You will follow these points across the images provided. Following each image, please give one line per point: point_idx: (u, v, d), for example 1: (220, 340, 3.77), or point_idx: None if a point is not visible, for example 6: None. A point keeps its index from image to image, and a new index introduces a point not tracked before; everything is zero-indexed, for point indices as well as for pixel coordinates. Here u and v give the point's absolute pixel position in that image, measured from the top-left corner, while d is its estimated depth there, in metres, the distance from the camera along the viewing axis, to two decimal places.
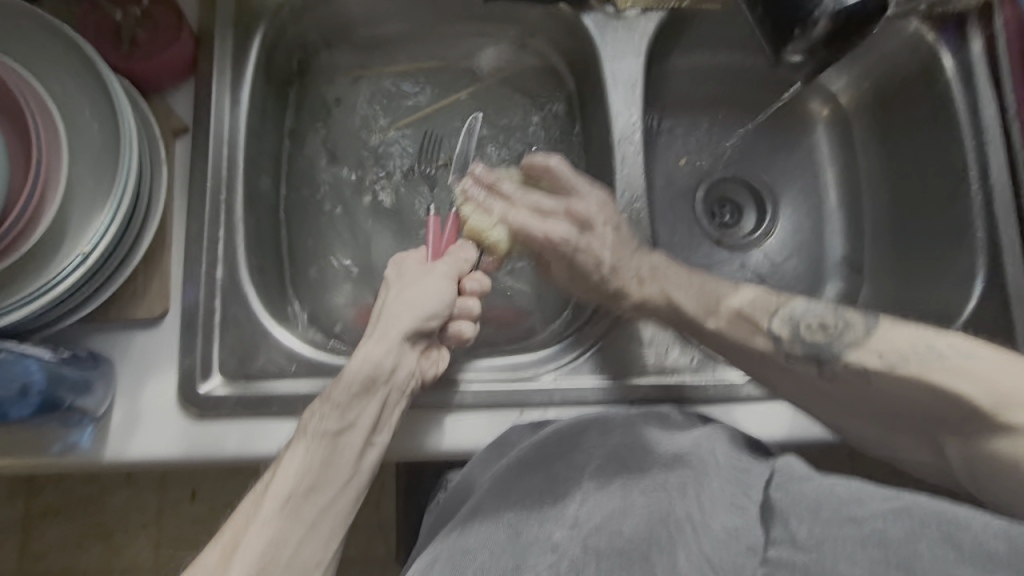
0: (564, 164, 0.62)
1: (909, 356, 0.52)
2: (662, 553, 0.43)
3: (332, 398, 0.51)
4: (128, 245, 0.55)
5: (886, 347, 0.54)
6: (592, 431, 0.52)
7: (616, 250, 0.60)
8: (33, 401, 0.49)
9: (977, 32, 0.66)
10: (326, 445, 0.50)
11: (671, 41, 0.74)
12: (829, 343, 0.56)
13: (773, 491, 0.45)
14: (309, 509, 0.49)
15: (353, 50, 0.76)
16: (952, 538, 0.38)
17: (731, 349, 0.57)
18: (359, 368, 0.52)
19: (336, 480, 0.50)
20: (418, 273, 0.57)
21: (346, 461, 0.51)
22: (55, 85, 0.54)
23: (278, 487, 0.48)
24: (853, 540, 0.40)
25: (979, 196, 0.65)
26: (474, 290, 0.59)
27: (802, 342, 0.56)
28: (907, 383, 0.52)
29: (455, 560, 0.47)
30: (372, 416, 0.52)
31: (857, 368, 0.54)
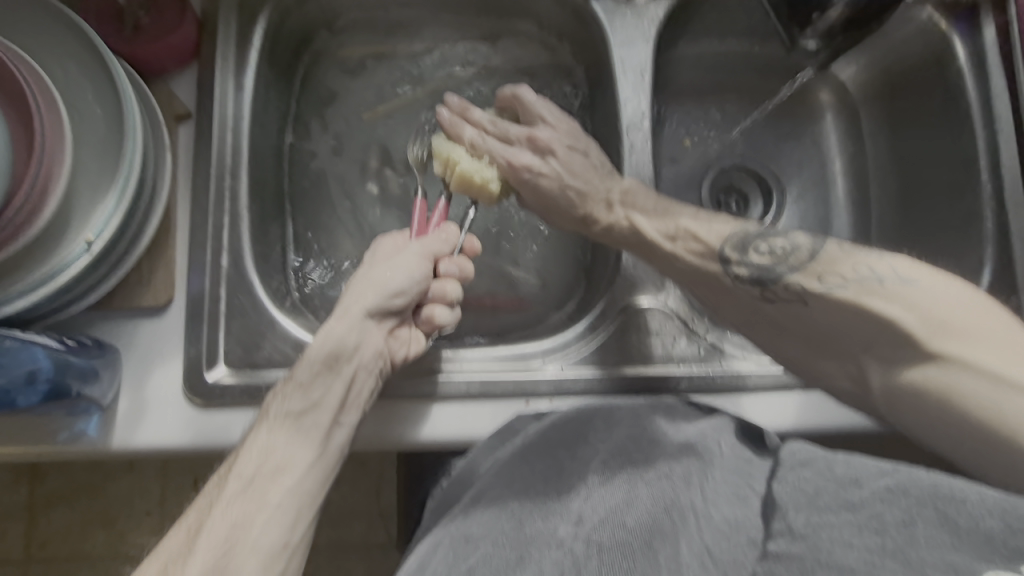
0: (533, 93, 0.65)
1: (849, 278, 0.49)
2: (665, 541, 0.43)
3: (293, 378, 0.50)
4: (133, 231, 0.55)
5: (827, 270, 0.50)
6: (598, 420, 0.52)
7: (584, 171, 0.62)
8: (41, 388, 0.50)
9: (991, 20, 0.65)
10: (290, 425, 0.49)
11: (680, 27, 0.73)
12: (773, 266, 0.53)
13: (777, 481, 0.43)
14: (275, 491, 0.47)
15: (359, 35, 0.75)
16: (947, 520, 0.37)
17: (684, 272, 0.57)
18: (321, 347, 0.51)
19: (303, 460, 0.49)
20: (391, 252, 0.56)
21: (313, 442, 0.50)
22: (58, 70, 0.53)
23: (243, 467, 0.47)
24: (851, 525, 0.39)
25: (989, 184, 0.64)
26: (452, 274, 0.58)
27: (751, 266, 0.53)
28: (844, 310, 0.48)
29: (457, 545, 0.47)
30: (338, 396, 0.50)
31: (796, 290, 0.51)
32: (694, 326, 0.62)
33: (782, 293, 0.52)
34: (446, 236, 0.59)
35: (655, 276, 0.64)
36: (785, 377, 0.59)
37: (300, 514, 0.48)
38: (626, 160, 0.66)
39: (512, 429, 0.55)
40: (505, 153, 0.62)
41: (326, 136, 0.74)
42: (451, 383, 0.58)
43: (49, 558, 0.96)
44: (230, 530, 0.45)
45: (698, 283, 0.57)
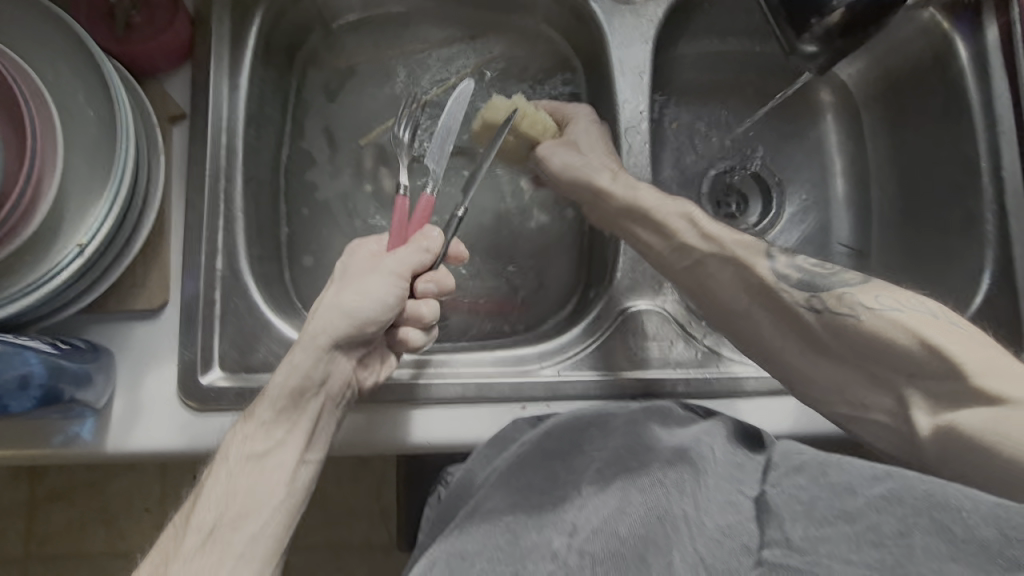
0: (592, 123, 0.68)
1: (903, 304, 0.47)
2: (660, 554, 0.42)
3: (255, 417, 0.49)
4: (125, 236, 0.54)
5: (884, 292, 0.48)
6: (594, 429, 0.53)
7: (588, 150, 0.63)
8: (34, 393, 0.48)
9: (993, 20, 0.64)
10: (251, 467, 0.48)
11: (680, 25, 0.72)
12: (825, 279, 0.51)
13: (769, 487, 0.44)
14: (236, 538, 0.45)
15: (354, 33, 0.75)
16: (944, 529, 0.37)
17: (707, 266, 0.55)
18: (285, 382, 0.49)
19: (268, 505, 0.47)
20: (363, 269, 0.51)
21: (278, 483, 0.48)
22: (49, 72, 0.53)
23: (201, 517, 0.46)
24: (848, 539, 0.39)
25: (990, 188, 0.64)
26: (430, 292, 0.54)
27: (800, 271, 0.52)
28: (898, 330, 0.45)
29: (453, 563, 0.45)
30: (307, 430, 0.50)
31: (850, 304, 0.48)
32: (692, 329, 0.61)
33: (834, 304, 0.49)
34: (422, 244, 0.53)
35: (653, 278, 0.63)
36: None
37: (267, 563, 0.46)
38: (624, 162, 0.65)
39: (509, 437, 0.55)
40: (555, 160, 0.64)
41: (322, 135, 0.73)
42: (448, 386, 0.57)
43: (48, 557, 0.96)
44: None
45: (733, 286, 0.53)
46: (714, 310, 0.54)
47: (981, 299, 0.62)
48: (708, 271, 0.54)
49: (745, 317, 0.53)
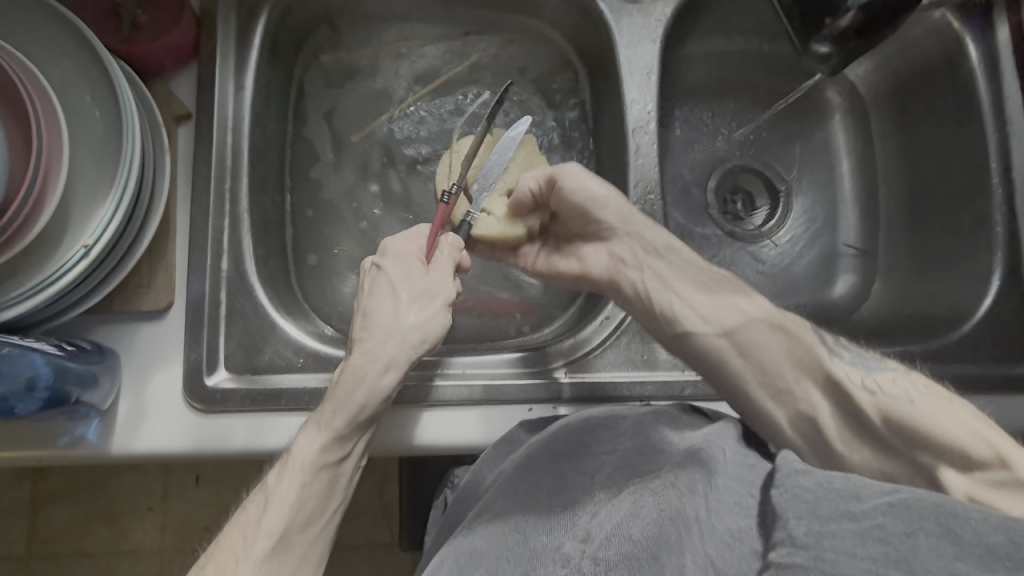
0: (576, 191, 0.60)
1: (949, 398, 0.47)
2: (671, 554, 0.40)
3: (332, 426, 0.49)
4: (130, 237, 0.54)
5: (931, 387, 0.49)
6: (602, 431, 0.53)
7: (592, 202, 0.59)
8: (40, 396, 0.48)
9: (1004, 20, 0.64)
10: (325, 476, 0.49)
11: (687, 24, 0.72)
12: (871, 362, 0.51)
13: (773, 488, 0.42)
14: (302, 541, 0.47)
15: (359, 31, 0.74)
16: (951, 533, 0.36)
17: (748, 330, 0.53)
18: (366, 400, 0.50)
19: (328, 511, 0.49)
20: (424, 290, 0.54)
21: (341, 489, 0.51)
22: (55, 72, 0.52)
23: (271, 522, 0.46)
24: (853, 535, 0.38)
25: (1000, 189, 0.64)
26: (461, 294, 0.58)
27: (850, 350, 0.52)
28: (946, 418, 0.45)
29: (461, 562, 0.46)
30: (366, 442, 0.52)
31: (902, 390, 0.48)
32: None
33: (886, 387, 0.48)
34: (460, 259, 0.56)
35: None
36: None
37: (322, 559, 0.49)
38: (631, 162, 0.65)
39: (516, 440, 0.55)
40: (594, 194, 0.58)
41: (327, 134, 0.73)
42: (454, 388, 0.57)
43: (51, 555, 0.96)
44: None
45: (783, 356, 0.51)
46: (757, 380, 0.51)
47: (989, 303, 0.62)
48: (747, 332, 0.53)
49: (791, 392, 0.50)
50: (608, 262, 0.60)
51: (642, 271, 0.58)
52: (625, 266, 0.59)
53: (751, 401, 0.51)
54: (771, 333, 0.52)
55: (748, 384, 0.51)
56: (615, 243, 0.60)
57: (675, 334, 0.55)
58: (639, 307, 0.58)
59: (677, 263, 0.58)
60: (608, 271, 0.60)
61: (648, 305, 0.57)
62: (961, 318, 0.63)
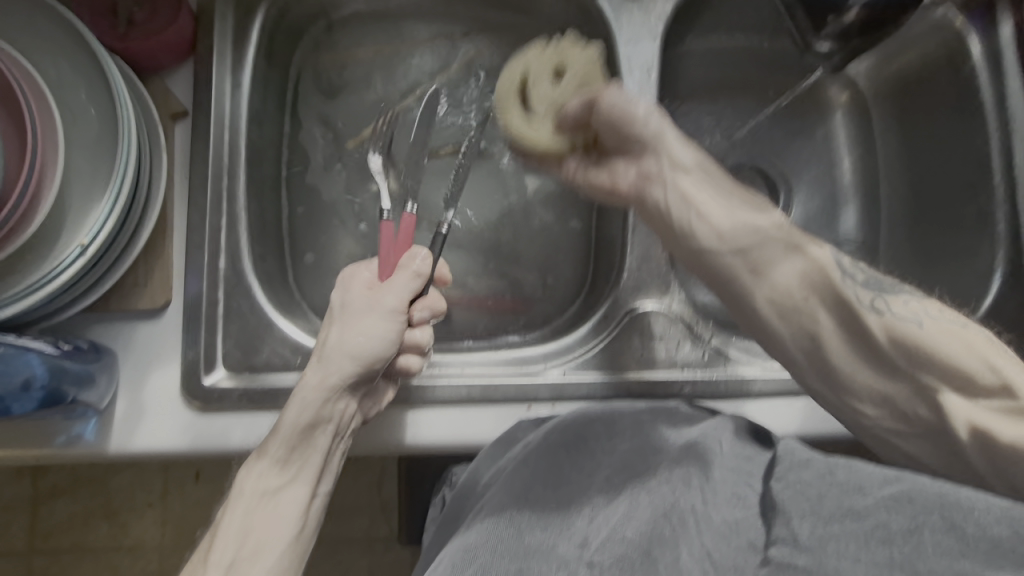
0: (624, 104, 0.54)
1: (959, 321, 0.48)
2: (665, 548, 0.42)
3: (268, 453, 0.49)
4: (127, 237, 0.54)
5: (942, 309, 0.50)
6: (598, 425, 0.52)
7: (630, 121, 0.54)
8: (36, 395, 0.48)
9: (1008, 16, 0.63)
10: (264, 504, 0.48)
11: (688, 20, 0.71)
12: (890, 285, 0.51)
13: (774, 481, 0.42)
14: (257, 572, 0.45)
15: (357, 28, 0.73)
16: (955, 529, 0.35)
17: (758, 255, 0.51)
18: (296, 419, 0.49)
19: (284, 537, 0.48)
20: (361, 308, 0.51)
21: (293, 517, 0.49)
22: (50, 69, 0.52)
23: (219, 555, 0.46)
24: (857, 537, 0.37)
25: (1002, 186, 0.63)
26: (424, 319, 0.54)
27: (864, 272, 0.52)
28: (952, 339, 0.47)
29: (456, 561, 0.45)
30: (318, 462, 0.51)
31: (912, 313, 0.48)
32: (699, 330, 0.61)
33: (897, 309, 0.49)
34: (413, 271, 0.53)
35: (660, 277, 0.62)
36: (790, 383, 0.58)
37: None
38: None
39: (513, 438, 0.54)
40: (632, 108, 0.54)
41: (324, 130, 0.72)
42: (451, 387, 0.57)
43: (51, 551, 0.96)
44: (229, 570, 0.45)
45: (794, 278, 0.50)
46: (770, 303, 0.50)
47: (990, 300, 0.62)
48: (760, 259, 0.51)
49: (796, 309, 0.50)
50: (635, 177, 0.56)
51: (667, 186, 0.55)
52: (651, 182, 0.56)
53: (761, 318, 0.51)
54: (792, 256, 0.51)
55: (759, 301, 0.51)
56: (646, 159, 0.56)
57: (691, 250, 0.53)
58: (660, 221, 0.55)
59: (700, 179, 0.55)
60: (634, 186, 0.56)
61: (668, 218, 0.54)
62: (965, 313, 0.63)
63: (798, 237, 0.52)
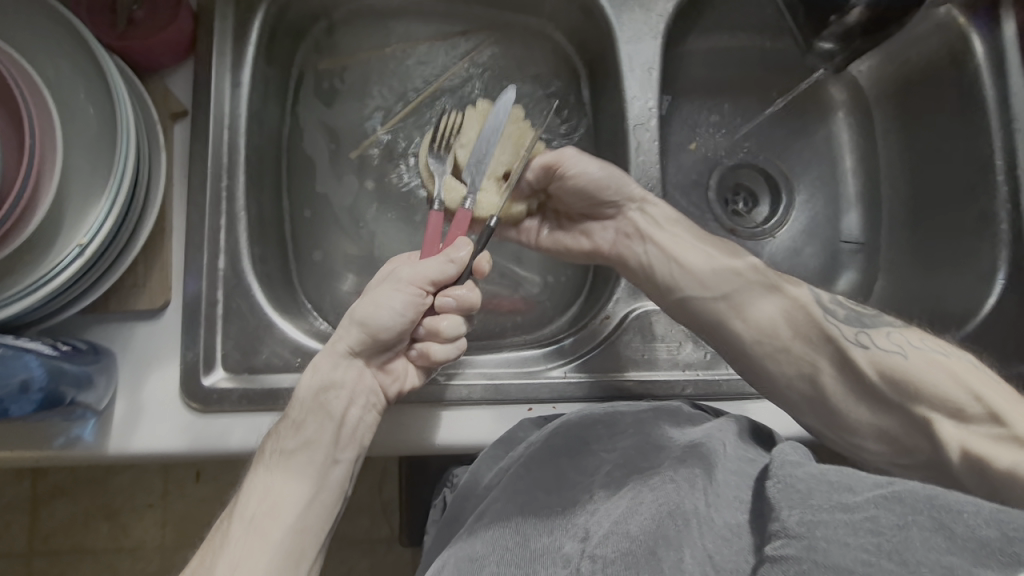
0: (584, 164, 0.60)
1: (948, 351, 0.48)
2: (669, 548, 0.40)
3: (287, 417, 0.50)
4: (126, 237, 0.53)
5: (927, 337, 0.50)
6: (601, 426, 0.52)
7: (599, 187, 0.60)
8: (35, 397, 0.47)
9: (1011, 15, 0.63)
10: (281, 463, 0.49)
11: (690, 19, 0.71)
12: (869, 317, 0.52)
13: (767, 481, 0.42)
14: (277, 530, 0.46)
15: (358, 27, 0.73)
16: (943, 526, 0.34)
17: (738, 301, 0.55)
18: (309, 382, 0.51)
19: (299, 500, 0.48)
20: (382, 281, 0.53)
21: (310, 479, 0.49)
22: (49, 68, 0.52)
23: (243, 509, 0.47)
24: (844, 525, 0.36)
25: (1004, 186, 0.63)
26: (450, 307, 0.53)
27: (845, 308, 0.53)
28: (936, 368, 0.47)
29: (461, 565, 0.45)
30: (333, 429, 0.50)
31: (895, 343, 0.49)
32: None
33: (880, 341, 0.49)
34: (448, 257, 0.53)
35: None
36: None
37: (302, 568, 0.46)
38: (632, 159, 0.64)
39: (515, 439, 0.54)
40: (595, 175, 0.60)
41: (324, 130, 0.72)
42: (453, 388, 0.56)
43: (51, 552, 0.96)
44: (251, 520, 0.46)
45: (782, 322, 0.53)
46: (754, 342, 0.53)
47: (993, 301, 0.62)
48: (742, 306, 0.54)
49: (789, 351, 0.52)
50: (614, 236, 0.62)
51: (646, 243, 0.60)
52: (629, 240, 0.61)
53: (755, 360, 0.53)
54: (774, 305, 0.54)
55: (755, 351, 0.53)
56: (621, 218, 0.62)
57: (677, 301, 0.57)
58: (643, 277, 0.59)
59: (678, 236, 0.60)
60: (615, 244, 0.62)
61: (652, 273, 0.59)
62: (967, 315, 0.63)
63: (777, 279, 0.55)
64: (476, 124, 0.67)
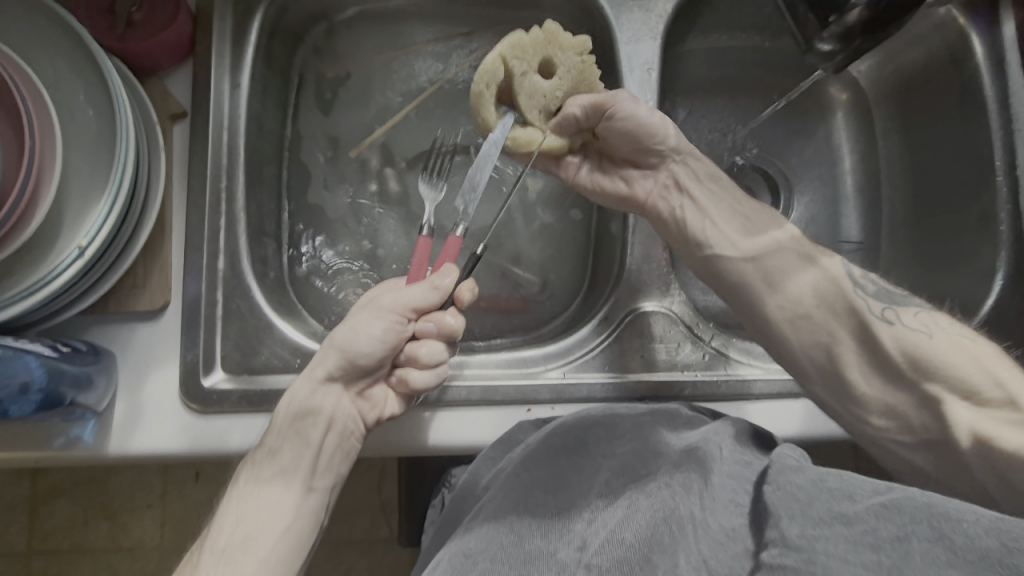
0: (637, 109, 0.58)
1: (969, 335, 0.50)
2: (665, 554, 0.41)
3: (264, 444, 0.51)
4: (126, 238, 0.53)
5: (952, 323, 0.51)
6: (600, 429, 0.52)
7: (648, 135, 0.59)
8: (34, 398, 0.47)
9: (1011, 15, 0.63)
10: (254, 493, 0.49)
11: (689, 19, 0.71)
12: (898, 296, 0.53)
13: (765, 485, 0.42)
14: (250, 561, 0.46)
15: (357, 27, 0.73)
16: (944, 538, 0.34)
17: (767, 267, 0.55)
18: (287, 407, 0.51)
19: (275, 529, 0.48)
20: (363, 306, 0.53)
21: (286, 508, 0.50)
22: (49, 70, 0.52)
23: (216, 539, 0.48)
24: (845, 540, 0.36)
25: (1005, 186, 0.63)
26: (431, 333, 0.52)
27: (876, 284, 0.54)
28: (958, 350, 0.48)
29: (456, 561, 0.45)
30: (308, 458, 0.51)
31: (921, 323, 0.50)
32: (699, 331, 0.60)
33: (906, 320, 0.50)
34: (432, 284, 0.52)
35: (660, 279, 0.62)
36: (792, 385, 0.57)
37: None
38: None
39: (513, 440, 0.54)
40: (646, 121, 0.58)
41: (324, 131, 0.72)
42: (452, 389, 0.57)
43: (51, 552, 0.96)
44: (222, 554, 0.47)
45: (808, 288, 0.53)
46: (780, 310, 0.53)
47: (993, 300, 0.62)
48: (772, 269, 0.54)
49: (813, 321, 0.52)
50: (653, 185, 0.61)
51: (684, 197, 0.60)
52: (668, 192, 0.61)
53: (772, 328, 0.53)
54: (802, 263, 0.54)
55: (773, 313, 0.53)
56: (663, 169, 0.61)
57: (703, 258, 0.58)
58: (677, 228, 0.59)
59: (716, 195, 0.60)
60: (653, 195, 0.61)
61: (684, 225, 0.59)
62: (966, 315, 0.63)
63: (812, 249, 0.56)
64: (542, 44, 0.58)
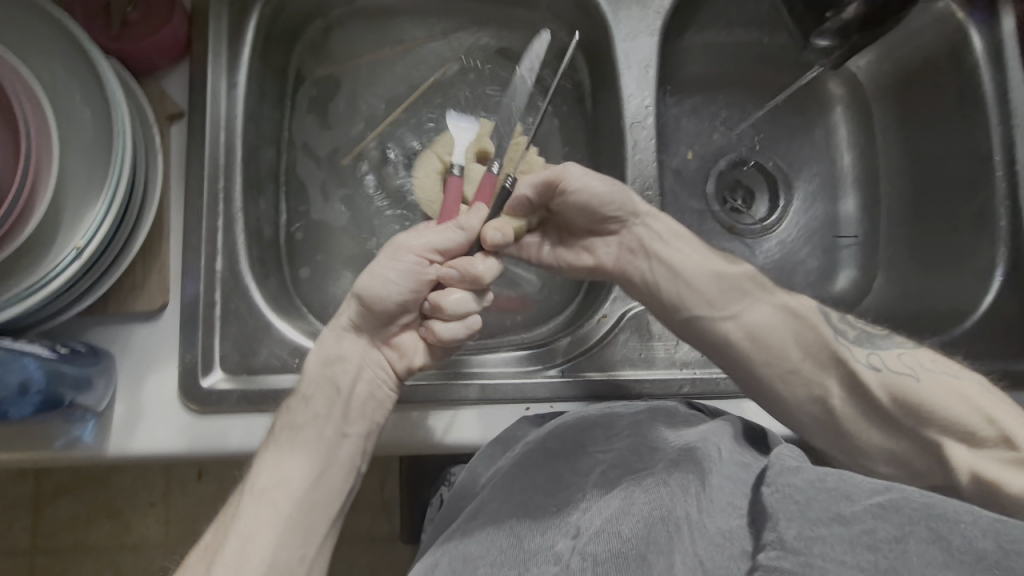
0: (587, 178, 0.57)
1: (955, 371, 0.51)
2: (660, 555, 0.40)
3: (299, 391, 0.51)
4: (123, 239, 0.53)
5: (937, 358, 0.52)
6: (598, 429, 0.52)
7: (604, 204, 0.57)
8: (33, 400, 0.49)
9: (1009, 9, 0.63)
10: (288, 437, 0.50)
11: (687, 15, 0.71)
12: (876, 335, 0.54)
13: (764, 487, 0.41)
14: (287, 504, 0.47)
15: (354, 25, 0.73)
16: (940, 538, 0.35)
17: (747, 315, 0.55)
18: (315, 363, 0.52)
19: (310, 473, 0.49)
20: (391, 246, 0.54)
21: (319, 452, 0.50)
22: (45, 71, 0.52)
23: (254, 483, 0.48)
24: (843, 541, 0.36)
25: (1003, 182, 0.63)
26: (455, 280, 0.52)
27: (855, 328, 0.55)
28: (944, 389, 0.50)
29: (455, 565, 0.45)
30: (340, 405, 0.51)
31: (908, 365, 0.51)
32: None
33: (894, 363, 0.51)
34: (457, 224, 0.53)
35: None
36: None
37: (312, 534, 0.48)
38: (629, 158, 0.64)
39: (512, 438, 0.54)
40: (597, 190, 0.57)
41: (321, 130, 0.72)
42: (451, 388, 0.57)
43: (55, 550, 0.97)
44: (261, 496, 0.47)
45: (790, 337, 0.54)
46: (766, 364, 0.53)
47: (991, 299, 0.62)
48: (759, 337, 0.54)
49: (800, 373, 0.53)
50: (618, 252, 0.60)
51: (650, 258, 0.58)
52: (634, 255, 0.59)
53: (763, 384, 0.53)
54: (777, 314, 0.55)
55: (759, 368, 0.53)
56: (625, 234, 0.60)
57: (682, 321, 0.56)
58: (645, 291, 0.58)
59: (682, 253, 0.58)
60: (620, 260, 0.60)
61: (655, 291, 0.57)
62: (962, 314, 0.63)
63: (781, 294, 0.56)
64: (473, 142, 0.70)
